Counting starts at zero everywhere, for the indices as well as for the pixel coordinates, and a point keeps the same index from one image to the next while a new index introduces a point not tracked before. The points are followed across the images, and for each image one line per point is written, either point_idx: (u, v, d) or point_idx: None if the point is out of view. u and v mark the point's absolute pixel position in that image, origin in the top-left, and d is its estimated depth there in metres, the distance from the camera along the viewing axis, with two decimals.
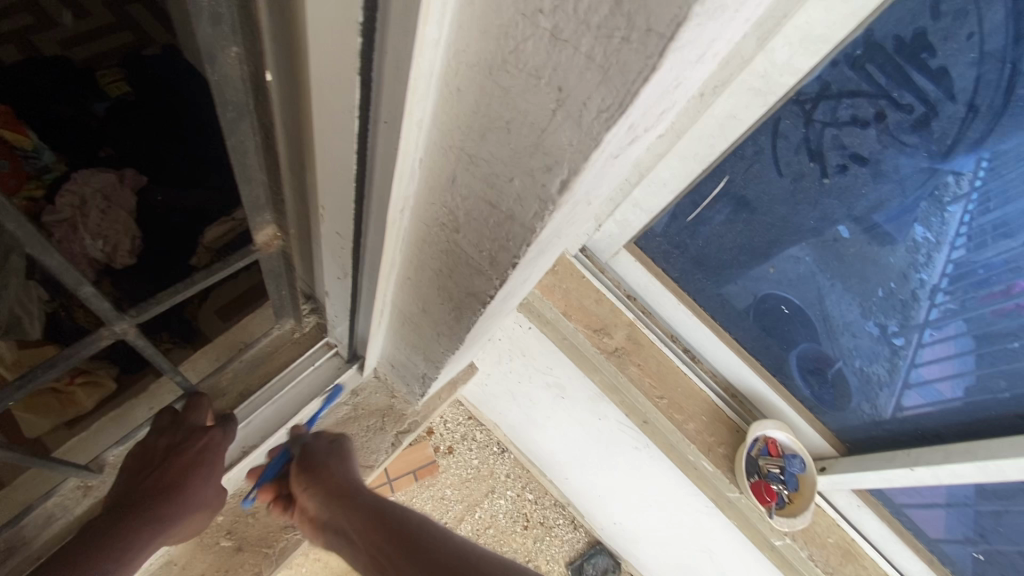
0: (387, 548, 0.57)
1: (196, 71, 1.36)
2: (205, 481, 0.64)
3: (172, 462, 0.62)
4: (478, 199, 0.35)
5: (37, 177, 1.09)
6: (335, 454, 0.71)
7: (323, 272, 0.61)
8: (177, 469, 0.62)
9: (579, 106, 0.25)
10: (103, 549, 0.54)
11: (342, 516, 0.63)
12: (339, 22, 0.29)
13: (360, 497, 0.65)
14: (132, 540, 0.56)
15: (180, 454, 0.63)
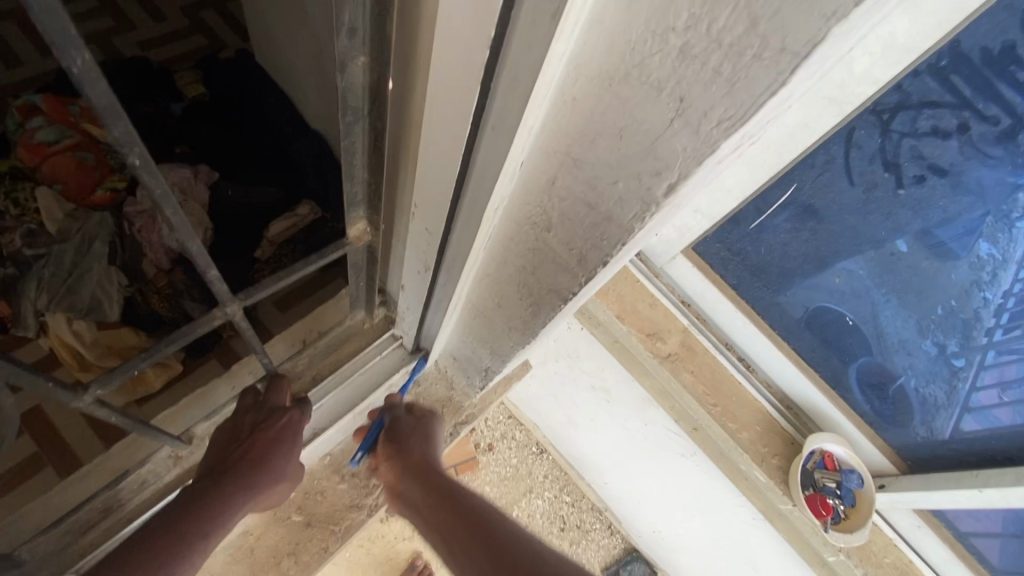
0: (445, 514, 0.60)
1: (267, 75, 1.44)
2: (287, 457, 0.69)
3: (256, 438, 0.67)
4: (577, 200, 0.38)
5: (121, 169, 1.32)
6: (420, 429, 0.77)
7: (405, 266, 0.65)
8: (261, 445, 0.67)
9: (700, 116, 0.27)
10: (201, 511, 0.60)
11: (413, 483, 0.68)
12: (471, 36, 0.31)
13: (434, 468, 0.69)
14: (226, 505, 0.62)
15: (265, 430, 0.68)
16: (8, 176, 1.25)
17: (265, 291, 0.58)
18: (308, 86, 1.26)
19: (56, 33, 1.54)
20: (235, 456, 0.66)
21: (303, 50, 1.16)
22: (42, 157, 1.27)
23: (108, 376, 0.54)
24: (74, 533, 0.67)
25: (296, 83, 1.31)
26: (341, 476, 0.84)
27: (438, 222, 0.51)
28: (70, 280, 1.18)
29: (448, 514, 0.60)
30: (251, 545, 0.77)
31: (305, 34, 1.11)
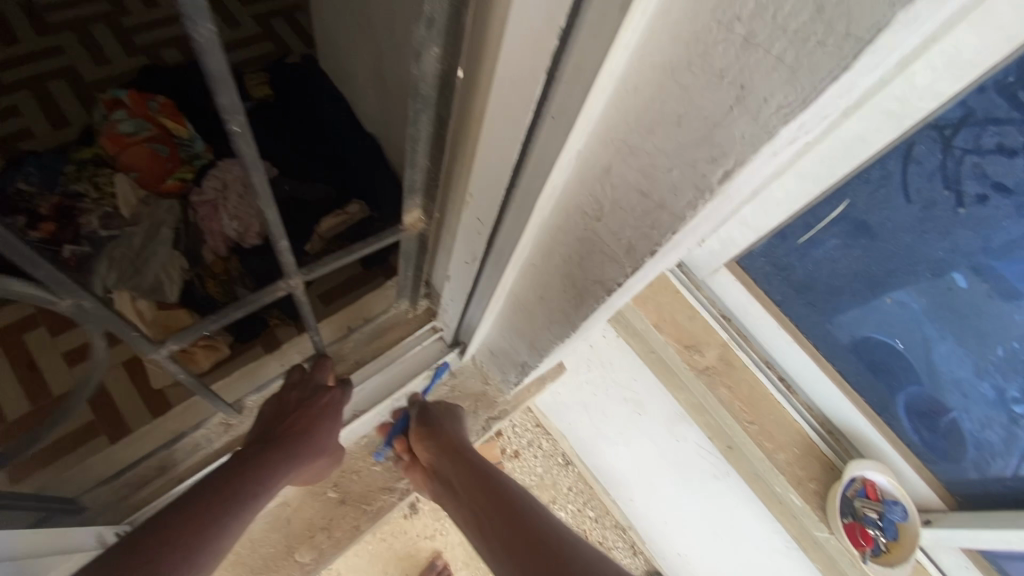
0: (486, 503, 0.63)
1: (329, 79, 1.51)
2: (330, 433, 0.71)
3: (302, 411, 0.71)
4: (630, 189, 0.39)
5: (190, 161, 1.41)
6: (448, 416, 0.78)
7: (452, 256, 0.68)
8: (306, 419, 0.70)
9: (760, 102, 0.28)
10: (249, 473, 0.62)
11: (450, 468, 0.71)
12: (542, 27, 0.34)
13: (469, 454, 0.71)
14: (272, 470, 0.64)
15: (310, 406, 0.71)
16: (92, 163, 1.38)
17: (330, 265, 0.64)
18: (366, 89, 1.32)
19: (142, 35, 1.67)
20: (281, 427, 0.68)
21: (363, 54, 1.22)
22: (122, 147, 1.38)
23: (183, 332, 0.57)
24: (131, 486, 0.72)
25: (355, 86, 1.37)
26: (376, 458, 0.87)
27: (491, 211, 0.53)
28: (136, 262, 1.28)
29: (487, 501, 0.64)
30: (288, 516, 0.80)
31: (366, 39, 1.17)
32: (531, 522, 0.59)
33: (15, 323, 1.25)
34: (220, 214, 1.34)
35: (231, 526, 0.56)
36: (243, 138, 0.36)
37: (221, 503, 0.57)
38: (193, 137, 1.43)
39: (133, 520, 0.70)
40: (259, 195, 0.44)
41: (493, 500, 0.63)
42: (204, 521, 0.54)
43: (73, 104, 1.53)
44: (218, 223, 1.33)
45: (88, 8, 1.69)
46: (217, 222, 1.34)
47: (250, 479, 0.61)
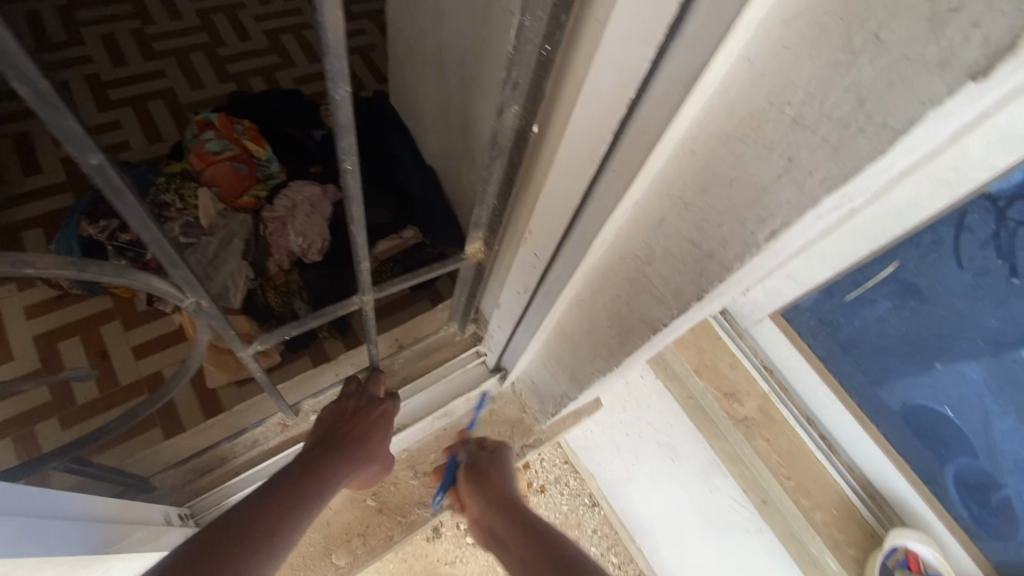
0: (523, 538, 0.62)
1: (393, 111, 1.62)
2: (381, 441, 0.76)
3: (356, 420, 0.76)
4: (682, 238, 0.43)
5: (265, 180, 1.56)
6: (494, 462, 0.80)
7: (506, 286, 0.73)
8: (361, 426, 0.75)
9: (805, 174, 0.32)
10: (315, 471, 0.65)
11: (494, 508, 0.70)
12: (613, 96, 0.39)
13: (512, 497, 0.71)
14: (332, 472, 0.67)
15: (367, 416, 0.76)
16: (179, 175, 1.50)
17: (398, 284, 0.73)
18: (429, 125, 1.42)
19: (234, 66, 1.85)
20: (341, 432, 0.73)
21: (432, 94, 1.32)
22: (207, 163, 1.51)
23: (267, 333, 0.60)
24: (195, 473, 0.78)
25: (420, 121, 1.48)
26: (414, 472, 0.91)
27: (548, 248, 0.58)
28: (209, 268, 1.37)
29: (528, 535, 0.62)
30: (328, 519, 0.85)
31: (435, 80, 1.27)
32: (570, 560, 0.55)
33: (97, 316, 1.38)
34: (288, 230, 1.46)
35: (304, 518, 0.58)
36: (351, 177, 0.42)
37: (295, 495, 0.60)
38: (271, 159, 1.59)
39: (193, 504, 0.75)
40: (353, 221, 0.48)
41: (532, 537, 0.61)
42: (284, 508, 0.57)
43: (170, 124, 1.71)
44: (285, 238, 1.45)
45: (191, 40, 1.89)
46: (284, 237, 1.46)
47: (316, 478, 0.64)
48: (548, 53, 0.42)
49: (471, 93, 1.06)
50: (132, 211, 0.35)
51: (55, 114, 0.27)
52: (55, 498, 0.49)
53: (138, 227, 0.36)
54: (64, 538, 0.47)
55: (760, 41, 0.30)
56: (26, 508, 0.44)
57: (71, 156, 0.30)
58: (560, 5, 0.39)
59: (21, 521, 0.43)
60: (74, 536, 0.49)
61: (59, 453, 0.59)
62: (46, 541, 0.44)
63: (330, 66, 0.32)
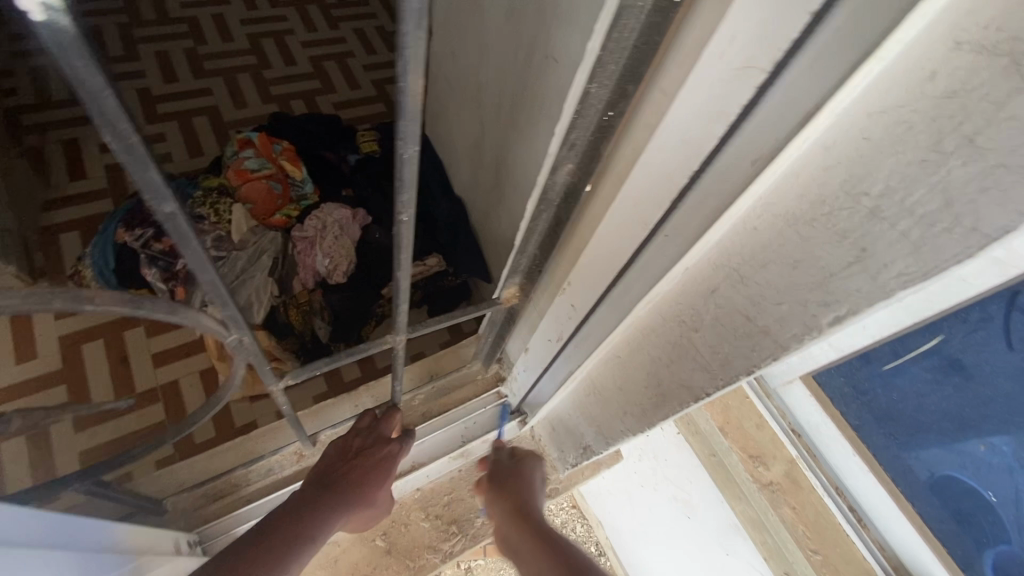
0: (533, 556, 0.59)
1: (427, 140, 1.64)
2: (380, 483, 0.72)
3: (356, 460, 0.73)
4: (734, 311, 0.42)
5: (298, 201, 1.59)
6: (517, 469, 0.77)
7: (537, 332, 0.72)
8: (362, 467, 0.72)
9: (880, 266, 0.31)
10: (307, 515, 0.62)
11: (507, 518, 0.68)
12: (673, 167, 0.39)
13: (529, 509, 0.68)
14: (323, 517, 0.64)
15: (368, 455, 0.74)
16: (216, 190, 1.54)
17: (430, 325, 0.74)
18: (462, 158, 1.44)
19: (278, 89, 1.92)
20: (342, 473, 0.70)
21: (467, 129, 1.35)
22: (245, 180, 1.54)
23: (300, 367, 0.59)
24: (208, 497, 0.77)
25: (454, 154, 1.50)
26: (426, 514, 0.88)
27: (586, 302, 0.58)
28: (236, 283, 1.38)
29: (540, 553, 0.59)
30: (335, 556, 0.82)
31: (471, 114, 1.29)
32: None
33: (122, 322, 1.40)
34: (316, 250, 1.48)
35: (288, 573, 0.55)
36: (404, 228, 0.42)
37: (285, 543, 0.58)
38: (305, 180, 1.62)
39: (203, 530, 0.74)
40: (398, 268, 0.48)
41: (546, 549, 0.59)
42: (262, 560, 0.55)
43: (213, 139, 1.77)
44: (313, 259, 1.47)
45: (239, 61, 1.96)
46: (312, 257, 1.49)
47: (304, 524, 0.61)
48: (610, 118, 0.43)
49: (507, 132, 1.08)
50: (194, 255, 0.35)
51: (138, 167, 0.27)
52: (71, 528, 0.48)
53: (198, 269, 0.36)
54: (83, 568, 0.47)
55: (838, 130, 0.30)
56: (48, 537, 0.44)
57: (146, 204, 0.30)
58: (626, 77, 0.39)
59: (41, 552, 0.42)
60: (93, 567, 0.48)
61: (83, 474, 0.59)
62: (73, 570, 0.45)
63: (403, 128, 0.32)
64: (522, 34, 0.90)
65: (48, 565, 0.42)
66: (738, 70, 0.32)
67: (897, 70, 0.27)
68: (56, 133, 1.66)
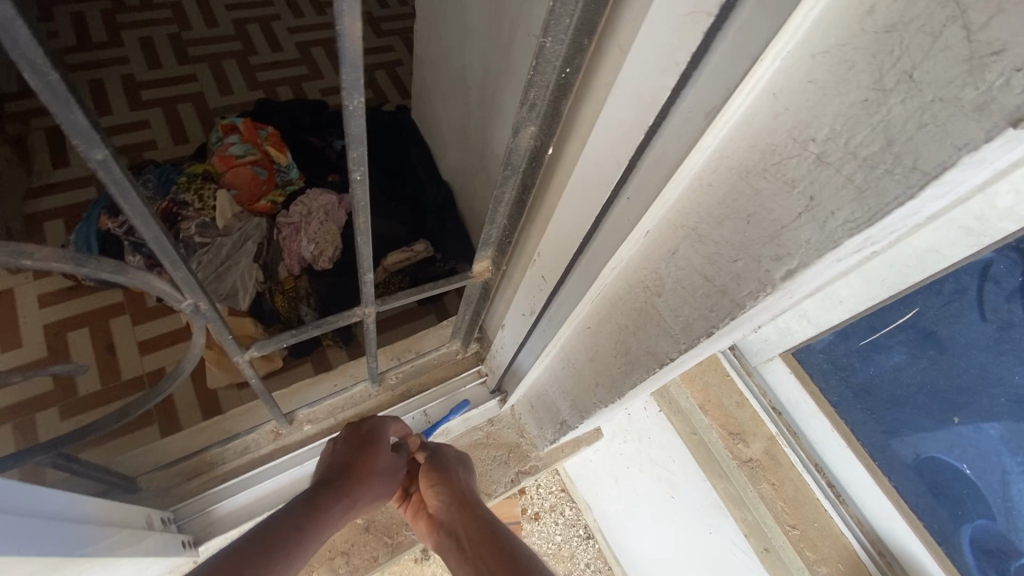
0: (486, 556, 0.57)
1: (412, 124, 1.63)
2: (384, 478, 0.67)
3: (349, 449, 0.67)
4: (693, 271, 0.42)
5: (283, 187, 1.58)
6: (460, 462, 0.74)
7: (511, 306, 0.71)
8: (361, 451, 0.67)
9: (827, 214, 0.31)
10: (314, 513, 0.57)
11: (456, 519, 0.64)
12: (630, 123, 0.38)
13: (476, 509, 0.65)
14: (330, 509, 0.59)
15: (377, 447, 0.68)
16: (200, 176, 1.53)
17: (404, 299, 0.73)
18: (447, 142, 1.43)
19: (263, 74, 1.89)
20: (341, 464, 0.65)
21: (451, 111, 1.33)
22: (230, 166, 1.53)
23: (266, 340, 0.59)
24: (182, 476, 0.77)
25: (439, 138, 1.49)
26: None
27: (557, 270, 0.57)
28: (220, 268, 1.38)
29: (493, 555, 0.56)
30: None
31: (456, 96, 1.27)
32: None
33: (104, 308, 1.39)
34: (301, 236, 1.48)
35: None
36: (359, 188, 0.41)
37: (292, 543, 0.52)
38: (290, 165, 1.60)
39: (178, 508, 0.74)
40: (358, 233, 0.48)
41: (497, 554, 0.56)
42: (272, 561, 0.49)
43: (196, 124, 1.74)
44: (298, 244, 1.47)
45: (222, 46, 1.94)
46: (297, 243, 1.48)
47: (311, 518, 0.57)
48: (568, 75, 0.42)
49: (489, 112, 1.07)
50: (135, 209, 0.35)
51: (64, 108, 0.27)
52: (28, 496, 0.47)
53: (139, 225, 0.36)
54: (47, 538, 0.46)
55: (784, 75, 0.30)
56: (11, 507, 0.44)
57: (78, 151, 0.30)
58: (581, 31, 0.38)
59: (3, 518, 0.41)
60: (58, 538, 0.48)
61: (48, 447, 0.58)
62: (38, 541, 0.45)
63: (345, 76, 0.32)
64: (501, 11, 0.89)
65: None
66: (686, 15, 0.31)
67: (838, 7, 0.26)
68: (35, 119, 1.63)
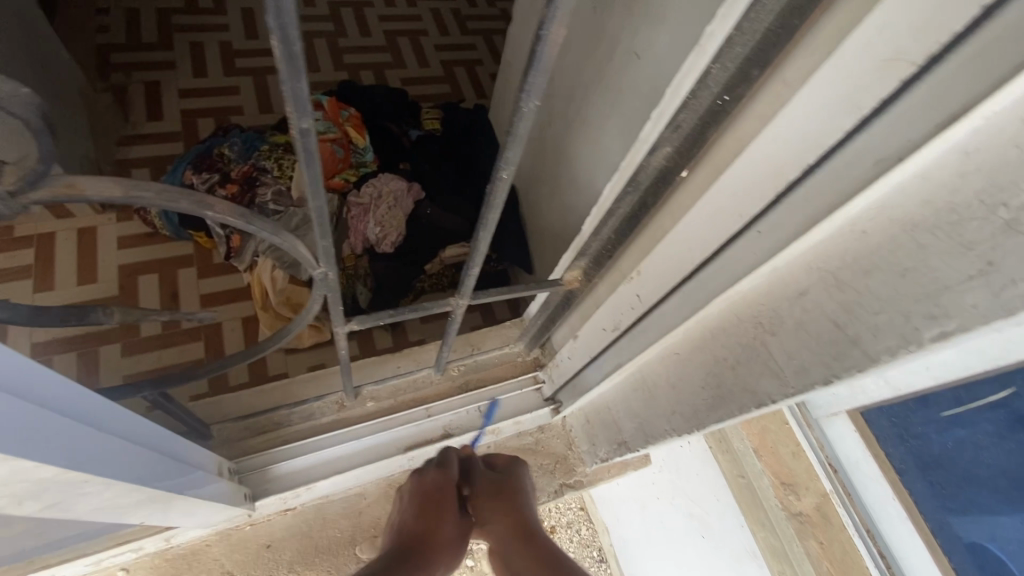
0: None
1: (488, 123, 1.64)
2: (440, 523, 0.67)
3: (418, 494, 0.70)
4: (824, 317, 0.41)
5: (357, 167, 1.62)
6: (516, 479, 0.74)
7: (592, 319, 0.71)
8: (427, 515, 0.67)
9: (1006, 282, 0.29)
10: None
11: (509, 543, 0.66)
12: (787, 158, 0.38)
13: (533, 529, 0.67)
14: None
15: (430, 496, 0.69)
16: (282, 146, 1.56)
17: (487, 296, 0.72)
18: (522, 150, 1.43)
19: (351, 57, 1.96)
20: (410, 531, 0.66)
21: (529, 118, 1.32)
22: None
23: (366, 315, 0.61)
24: (249, 431, 0.80)
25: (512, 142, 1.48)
26: None
27: (656, 291, 0.57)
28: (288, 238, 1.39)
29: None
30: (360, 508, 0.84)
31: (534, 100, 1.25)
32: None
33: (177, 259, 1.46)
34: (368, 217, 1.51)
35: None
36: (502, 185, 0.42)
37: None
38: (366, 148, 1.64)
39: (241, 461, 0.77)
40: (483, 228, 0.49)
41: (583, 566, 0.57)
42: None
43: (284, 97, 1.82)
44: (364, 225, 1.49)
45: (317, 26, 2.02)
46: (363, 224, 1.51)
47: None
48: (723, 102, 0.42)
49: (565, 120, 1.05)
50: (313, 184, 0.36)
51: (295, 88, 0.28)
52: (150, 431, 0.50)
53: (311, 196, 0.37)
54: (161, 473, 0.50)
55: (984, 135, 0.29)
56: (143, 441, 0.48)
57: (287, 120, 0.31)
58: (752, 61, 0.39)
59: (140, 451, 0.45)
60: (166, 473, 0.51)
61: (154, 385, 0.62)
62: (156, 476, 0.48)
63: (534, 79, 0.32)
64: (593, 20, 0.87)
65: (125, 458, 0.42)
66: (884, 61, 0.31)
67: None
68: (140, 74, 1.74)
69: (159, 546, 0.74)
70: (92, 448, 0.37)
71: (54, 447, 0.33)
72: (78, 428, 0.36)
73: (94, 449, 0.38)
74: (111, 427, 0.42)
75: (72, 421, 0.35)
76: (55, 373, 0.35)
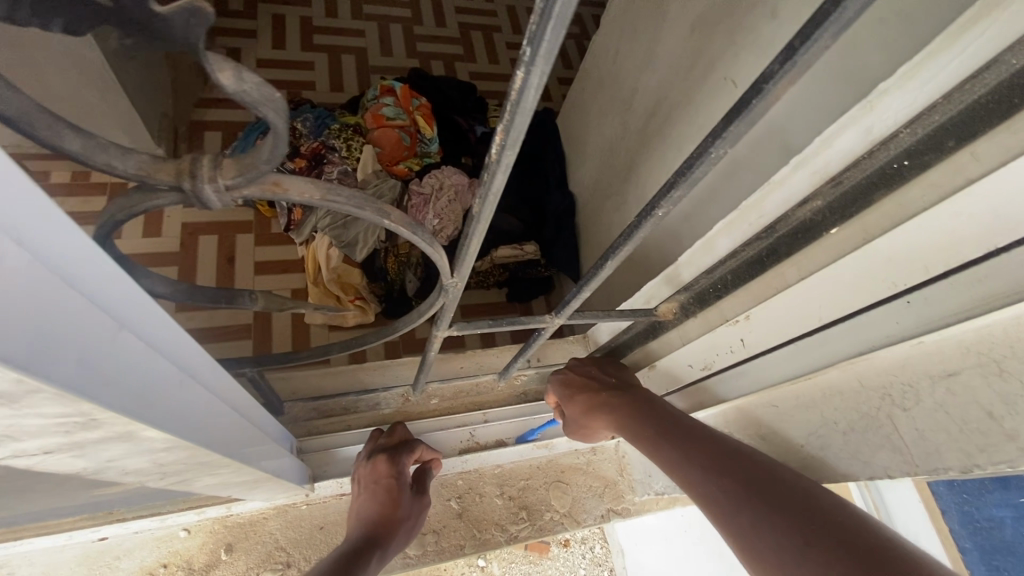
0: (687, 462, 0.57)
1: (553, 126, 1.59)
2: (400, 503, 0.73)
3: (377, 489, 0.73)
4: (974, 404, 0.39)
5: (421, 157, 1.59)
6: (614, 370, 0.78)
7: (674, 356, 0.70)
8: (386, 494, 0.72)
9: None
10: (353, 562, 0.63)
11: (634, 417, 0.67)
12: (964, 237, 0.37)
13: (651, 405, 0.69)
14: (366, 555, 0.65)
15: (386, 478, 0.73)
16: (352, 128, 1.57)
17: (583, 319, 0.64)
18: (587, 156, 1.36)
19: (424, 46, 1.97)
20: (373, 509, 0.71)
21: (602, 129, 1.25)
22: (378, 125, 1.55)
23: (463, 322, 0.60)
24: (315, 412, 0.82)
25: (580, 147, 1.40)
26: (500, 491, 0.88)
27: (766, 340, 0.55)
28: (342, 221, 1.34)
29: (774, 562, 0.46)
30: None
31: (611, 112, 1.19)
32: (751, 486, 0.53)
33: (239, 224, 1.49)
34: (428, 207, 1.48)
35: None
36: (653, 223, 0.42)
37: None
38: (433, 139, 1.61)
39: (302, 441, 0.78)
40: (610, 256, 0.48)
41: (812, 567, 0.44)
42: None
43: (356, 78, 1.83)
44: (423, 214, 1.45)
45: (396, 12, 2.03)
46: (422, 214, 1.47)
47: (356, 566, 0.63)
48: (900, 168, 0.41)
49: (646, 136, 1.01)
50: (489, 205, 0.36)
51: (521, 115, 0.28)
52: (259, 413, 0.51)
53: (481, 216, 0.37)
54: (265, 453, 0.51)
55: None
56: (256, 421, 0.48)
57: (494, 147, 0.31)
58: (947, 131, 0.38)
59: (256, 433, 0.46)
60: (268, 453, 0.52)
61: (253, 361, 0.64)
62: (263, 457, 0.49)
63: (736, 128, 0.33)
64: (687, 41, 0.85)
65: (249, 440, 0.43)
66: None
67: None
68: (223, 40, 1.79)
69: (219, 512, 0.75)
70: (234, 432, 0.38)
71: (215, 429, 0.33)
72: (229, 413, 0.37)
73: (236, 432, 0.39)
74: (242, 409, 0.43)
75: (225, 407, 0.36)
76: (217, 361, 0.35)
